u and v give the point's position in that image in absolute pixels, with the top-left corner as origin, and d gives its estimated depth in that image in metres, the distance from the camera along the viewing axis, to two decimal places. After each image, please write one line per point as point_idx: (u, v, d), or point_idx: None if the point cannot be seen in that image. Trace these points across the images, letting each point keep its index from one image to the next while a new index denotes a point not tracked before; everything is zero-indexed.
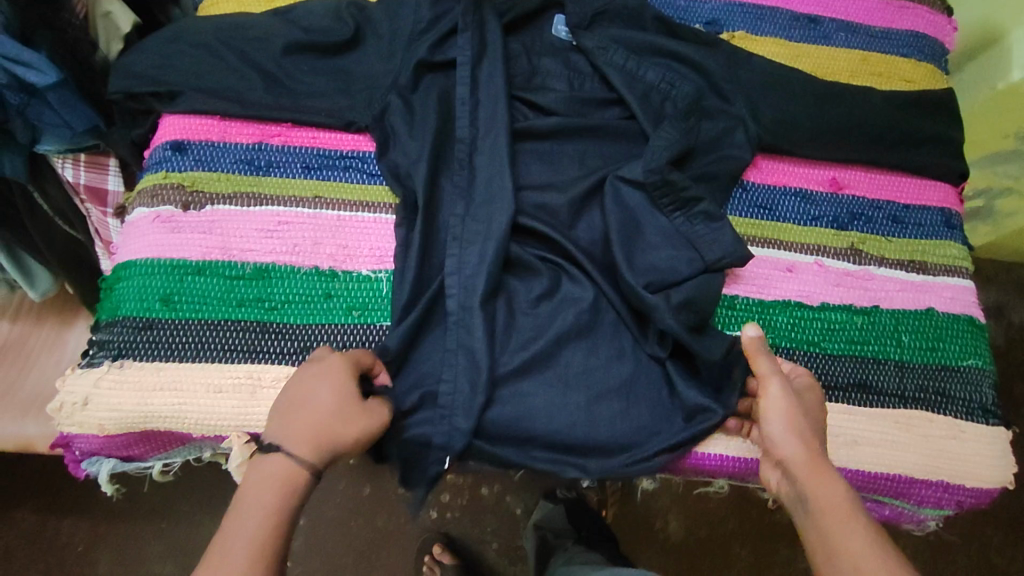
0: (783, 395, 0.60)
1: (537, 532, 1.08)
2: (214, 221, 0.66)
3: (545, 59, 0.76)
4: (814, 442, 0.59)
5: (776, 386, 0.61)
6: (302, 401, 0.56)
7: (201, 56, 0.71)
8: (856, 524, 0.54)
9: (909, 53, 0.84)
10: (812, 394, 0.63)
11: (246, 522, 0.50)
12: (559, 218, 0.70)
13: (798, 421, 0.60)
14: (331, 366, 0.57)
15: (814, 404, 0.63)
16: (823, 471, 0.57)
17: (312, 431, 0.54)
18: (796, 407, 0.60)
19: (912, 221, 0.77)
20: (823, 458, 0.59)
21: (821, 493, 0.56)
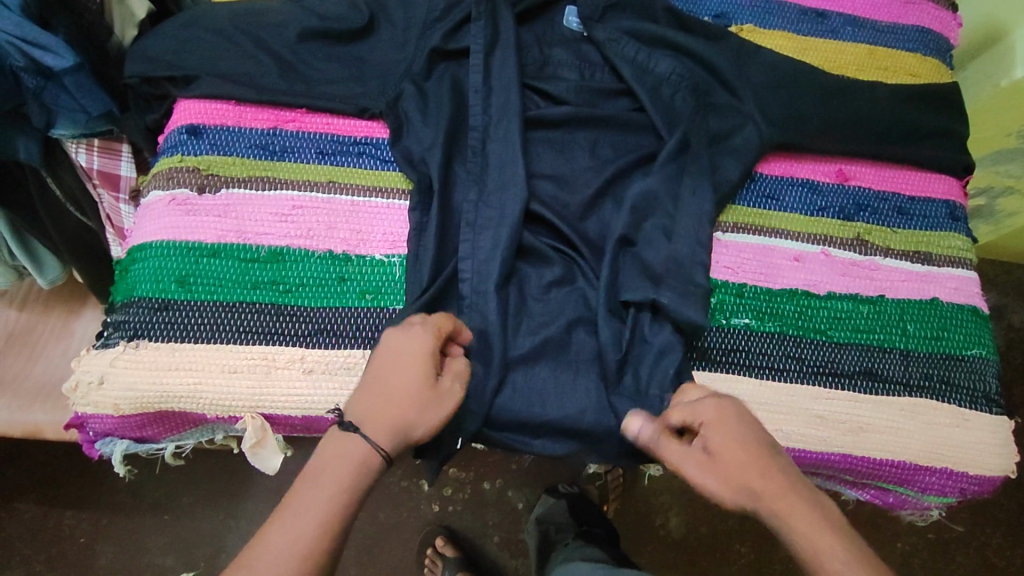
0: (701, 474, 0.56)
1: (540, 526, 1.07)
2: (229, 204, 0.67)
3: (557, 50, 0.77)
4: (761, 484, 0.55)
5: (691, 470, 0.57)
6: (383, 385, 0.55)
7: (218, 43, 0.72)
8: (843, 560, 0.53)
9: (915, 48, 0.85)
10: (721, 432, 0.57)
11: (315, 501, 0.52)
12: (570, 206, 0.71)
13: (733, 477, 0.56)
14: (409, 349, 0.56)
15: (741, 439, 0.57)
16: (786, 510, 0.55)
17: (390, 419, 0.55)
18: (721, 468, 0.56)
19: (917, 213, 0.78)
20: (776, 497, 0.55)
21: (794, 534, 0.54)
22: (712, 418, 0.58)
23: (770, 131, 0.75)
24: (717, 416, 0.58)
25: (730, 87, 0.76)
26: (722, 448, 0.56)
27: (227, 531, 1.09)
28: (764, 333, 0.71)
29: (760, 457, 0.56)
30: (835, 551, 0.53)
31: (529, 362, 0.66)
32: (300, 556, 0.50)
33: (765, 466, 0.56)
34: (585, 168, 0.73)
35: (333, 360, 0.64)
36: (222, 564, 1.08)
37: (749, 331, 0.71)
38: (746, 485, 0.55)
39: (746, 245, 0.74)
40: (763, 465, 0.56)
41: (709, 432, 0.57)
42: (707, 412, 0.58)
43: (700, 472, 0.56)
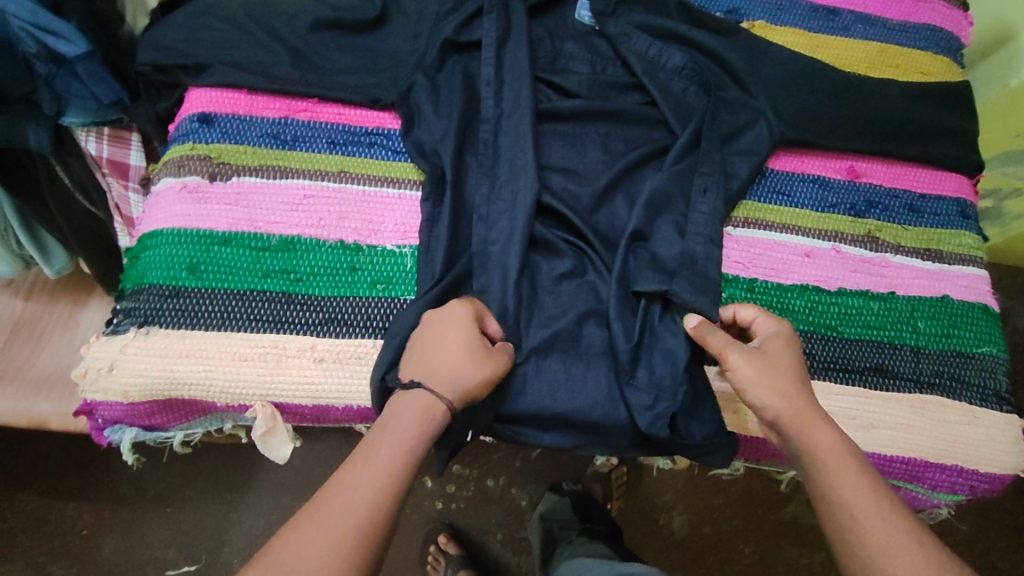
0: (748, 361, 0.60)
1: (543, 523, 1.07)
2: (241, 193, 0.67)
3: (569, 44, 0.77)
4: (796, 397, 0.59)
5: (737, 354, 0.61)
6: (429, 348, 0.58)
7: (230, 31, 0.72)
8: (857, 481, 0.54)
9: (926, 46, 0.85)
10: (779, 341, 0.63)
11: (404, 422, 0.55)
12: (582, 199, 0.71)
13: (774, 379, 0.60)
14: (447, 315, 0.60)
15: (789, 353, 0.62)
16: (812, 425, 0.58)
17: (442, 372, 0.57)
18: (768, 364, 0.60)
19: (928, 211, 0.78)
20: (804, 413, 0.58)
21: (814, 447, 0.57)
22: (770, 329, 0.64)
23: (781, 127, 0.75)
24: (774, 328, 0.64)
25: (743, 82, 0.76)
26: (774, 352, 0.62)
27: (230, 525, 1.09)
28: None
29: (800, 379, 0.61)
30: (852, 472, 0.55)
31: (540, 354, 0.66)
32: (384, 469, 0.52)
33: (802, 382, 0.61)
34: (596, 162, 0.73)
35: (344, 349, 0.63)
36: (224, 558, 1.08)
37: None
38: (787, 392, 0.59)
39: (757, 240, 0.74)
40: (800, 380, 0.61)
41: (767, 339, 0.63)
42: (779, 328, 0.64)
43: (746, 359, 0.60)
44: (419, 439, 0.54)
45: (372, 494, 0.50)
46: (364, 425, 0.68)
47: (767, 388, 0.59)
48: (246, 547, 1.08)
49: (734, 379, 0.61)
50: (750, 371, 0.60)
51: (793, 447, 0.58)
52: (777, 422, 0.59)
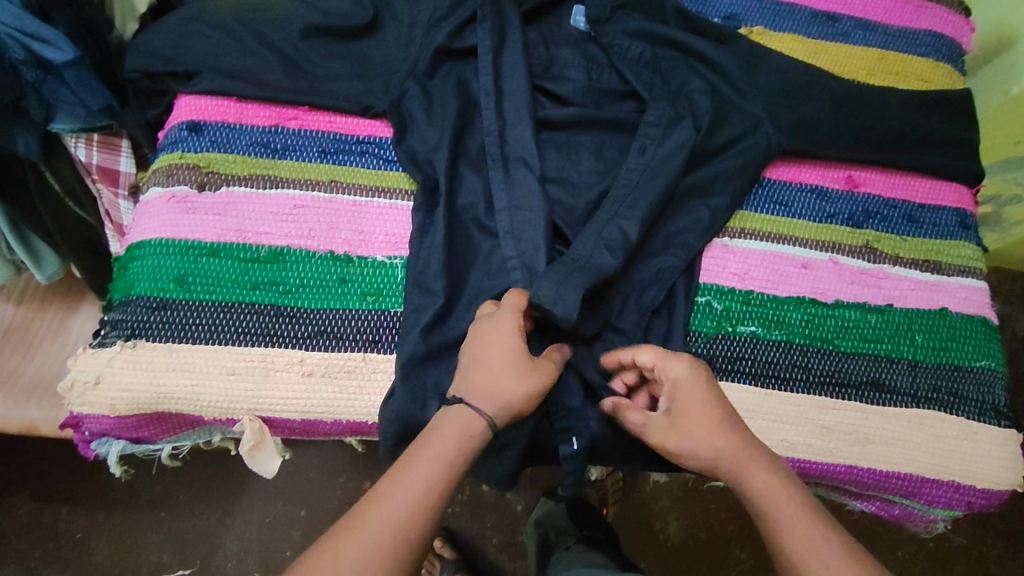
0: (662, 433, 0.59)
1: (539, 529, 1.06)
2: (229, 203, 0.66)
3: (564, 50, 0.76)
4: (732, 445, 0.57)
5: (652, 430, 0.59)
6: (488, 357, 0.57)
7: (220, 37, 0.71)
8: (806, 534, 0.53)
9: (927, 52, 0.84)
10: (691, 389, 0.59)
11: (444, 436, 0.54)
12: (576, 209, 0.70)
13: (696, 438, 0.58)
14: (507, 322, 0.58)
15: (704, 400, 0.59)
16: (745, 470, 0.57)
17: (501, 387, 0.55)
18: (683, 425, 0.58)
19: (927, 221, 0.77)
20: (734, 459, 0.57)
21: (758, 500, 0.56)
22: (675, 378, 0.60)
23: (778, 136, 0.74)
24: (677, 375, 0.60)
25: (740, 90, 0.75)
26: (687, 402, 0.59)
27: (224, 529, 1.08)
28: (770, 341, 0.70)
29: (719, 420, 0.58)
30: (800, 524, 0.54)
31: None
32: (427, 479, 0.52)
33: (733, 426, 0.59)
34: (591, 171, 0.72)
35: (333, 362, 0.63)
36: (218, 562, 1.07)
37: (755, 338, 0.70)
38: (710, 446, 0.57)
39: (754, 251, 0.73)
40: (728, 425, 0.58)
41: (675, 391, 0.60)
42: (679, 371, 0.60)
43: (660, 429, 0.59)
44: (464, 448, 0.53)
45: (409, 506, 0.51)
46: (354, 438, 0.68)
47: (691, 449, 0.58)
48: (241, 552, 1.07)
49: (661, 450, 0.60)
50: (667, 438, 0.59)
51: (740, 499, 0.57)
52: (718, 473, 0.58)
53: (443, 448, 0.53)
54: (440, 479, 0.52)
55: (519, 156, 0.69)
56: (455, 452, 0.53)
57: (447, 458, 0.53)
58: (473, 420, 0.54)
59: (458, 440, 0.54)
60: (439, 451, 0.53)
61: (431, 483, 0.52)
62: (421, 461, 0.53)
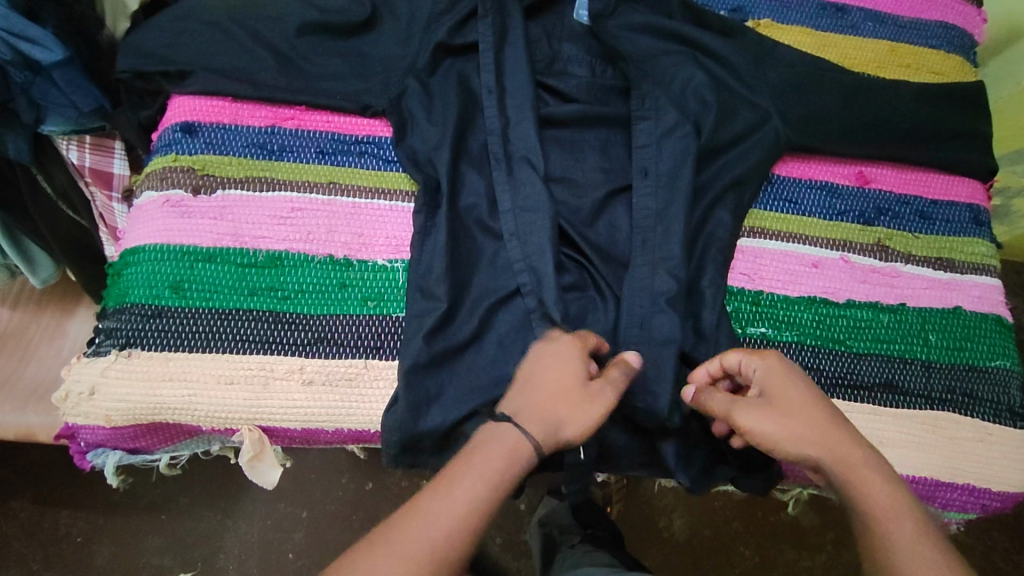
0: (759, 419, 0.57)
1: (543, 529, 1.03)
2: (225, 207, 0.64)
3: (567, 45, 0.74)
4: (835, 443, 0.55)
5: (745, 415, 0.57)
6: (544, 385, 0.56)
7: (214, 36, 0.69)
8: (914, 539, 0.50)
9: (938, 44, 0.82)
10: (789, 380, 0.58)
11: (493, 455, 0.52)
12: (581, 210, 0.68)
13: (796, 428, 0.56)
14: (566, 352, 0.58)
15: (800, 390, 0.58)
16: (846, 465, 0.54)
17: (551, 415, 0.54)
18: (782, 415, 0.57)
19: (940, 218, 0.76)
20: (836, 452, 0.55)
21: (862, 497, 0.53)
22: (771, 367, 0.59)
23: (787, 132, 0.72)
24: (773, 365, 0.59)
25: (749, 85, 0.73)
26: (782, 392, 0.58)
27: (226, 532, 1.04)
28: (781, 343, 0.69)
29: (816, 412, 0.57)
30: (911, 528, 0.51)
31: None
32: (471, 499, 0.50)
33: (836, 425, 0.56)
34: (596, 169, 0.70)
35: (334, 370, 0.61)
36: (220, 565, 1.03)
37: (765, 340, 0.68)
38: (809, 437, 0.56)
39: (763, 250, 0.71)
40: (828, 418, 0.57)
41: (771, 379, 0.58)
42: (769, 364, 0.59)
43: (757, 416, 0.57)
44: (508, 473, 0.52)
45: (450, 526, 0.49)
46: (355, 446, 0.66)
47: (789, 439, 0.56)
48: (243, 555, 1.04)
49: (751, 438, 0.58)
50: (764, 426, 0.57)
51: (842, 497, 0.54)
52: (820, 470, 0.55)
53: (487, 471, 0.51)
54: (480, 503, 0.51)
55: (523, 155, 0.67)
56: (498, 475, 0.52)
57: (491, 481, 0.51)
58: (521, 444, 0.53)
59: (502, 464, 0.52)
60: (484, 474, 0.51)
61: (472, 503, 0.50)
62: (466, 482, 0.51)
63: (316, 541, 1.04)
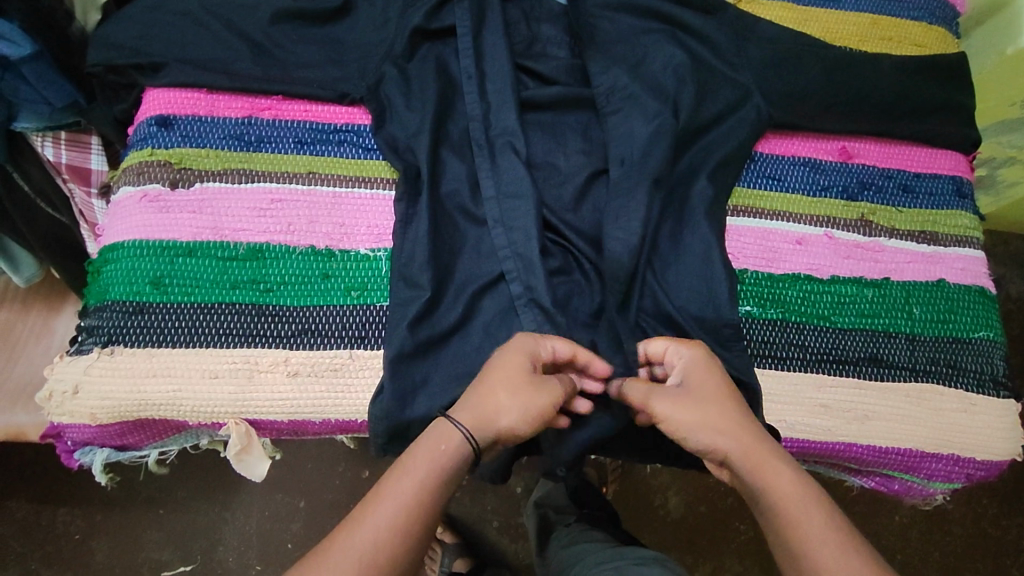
0: (675, 406, 0.54)
1: (538, 510, 1.01)
2: (204, 200, 0.64)
3: (546, 26, 0.73)
4: (746, 438, 0.53)
5: (659, 400, 0.55)
6: (488, 380, 0.54)
7: (186, 26, 0.68)
8: (820, 529, 0.50)
9: (920, 16, 0.81)
10: (701, 370, 0.57)
11: (442, 447, 0.53)
12: (564, 195, 0.68)
13: (706, 420, 0.54)
14: (516, 349, 0.55)
15: (718, 383, 0.56)
16: (759, 460, 0.53)
17: (485, 409, 0.53)
18: (692, 404, 0.54)
19: (923, 191, 0.76)
20: (753, 447, 0.53)
21: (770, 492, 0.52)
22: (683, 359, 0.58)
23: (769, 108, 0.72)
24: (687, 358, 0.58)
25: (729, 62, 0.73)
26: (699, 380, 0.56)
27: (224, 524, 1.05)
28: (766, 320, 0.69)
29: (729, 403, 0.55)
30: (817, 516, 0.50)
31: None
32: (418, 482, 0.51)
33: (742, 415, 0.55)
34: (578, 153, 0.70)
35: (319, 361, 0.61)
36: (219, 557, 1.04)
37: (750, 318, 0.69)
38: (727, 428, 0.54)
39: (748, 228, 0.71)
40: (743, 414, 0.55)
41: (686, 370, 0.57)
42: (695, 353, 0.58)
43: (670, 402, 0.55)
44: (438, 476, 0.52)
45: (397, 508, 0.50)
46: (345, 436, 0.66)
47: (706, 429, 0.54)
48: (242, 546, 1.04)
49: (664, 426, 0.56)
50: (680, 411, 0.54)
51: (749, 491, 0.53)
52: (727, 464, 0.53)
53: (413, 481, 0.51)
54: (412, 513, 0.50)
55: (505, 140, 0.67)
56: (427, 482, 0.51)
57: (419, 488, 0.51)
58: (449, 435, 0.53)
59: (433, 466, 0.52)
60: (408, 483, 0.51)
61: (423, 490, 0.51)
62: (416, 467, 0.52)
63: (314, 530, 1.05)
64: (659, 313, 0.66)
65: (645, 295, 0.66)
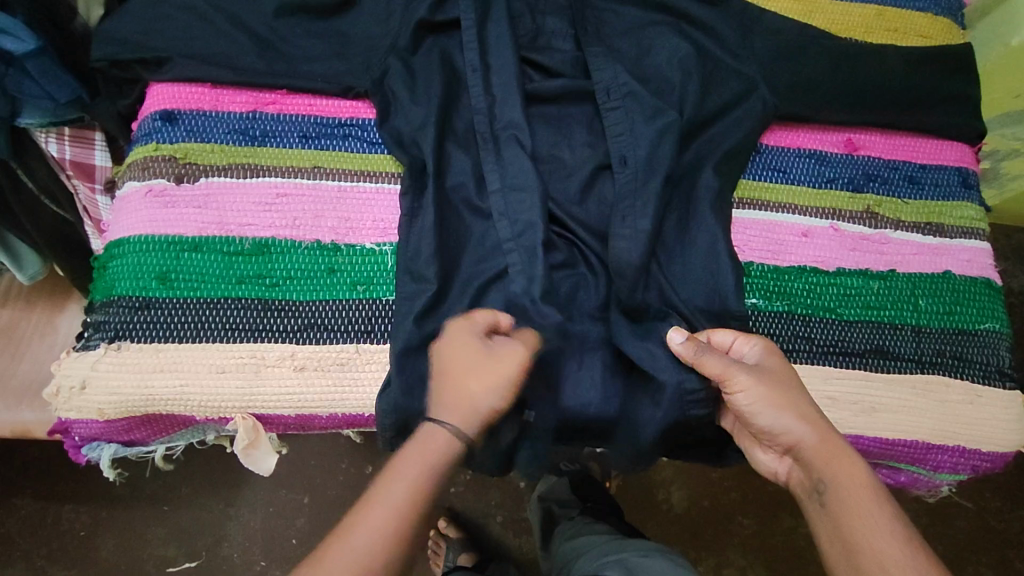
0: (761, 387, 0.57)
1: (542, 504, 1.00)
2: (209, 195, 0.64)
3: (551, 18, 0.72)
4: (820, 426, 0.57)
5: (744, 376, 0.57)
6: (450, 374, 0.55)
7: (189, 20, 0.68)
8: (885, 522, 0.53)
9: (925, 7, 0.81)
10: (775, 358, 0.60)
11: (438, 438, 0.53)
12: (569, 188, 0.68)
13: (787, 403, 0.57)
14: (460, 331, 0.56)
15: (794, 378, 0.60)
16: (835, 453, 0.57)
17: (462, 401, 0.54)
18: (773, 386, 0.58)
19: (928, 182, 0.75)
20: (829, 439, 0.57)
21: (839, 480, 0.55)
22: (756, 348, 0.61)
23: (775, 101, 0.71)
24: (759, 346, 0.61)
25: (734, 54, 0.72)
26: (779, 371, 0.59)
27: (229, 520, 1.05)
28: (772, 313, 0.69)
29: (804, 395, 0.59)
30: (883, 512, 0.54)
31: None
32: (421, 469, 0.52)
33: (815, 405, 0.59)
34: (584, 146, 0.70)
35: (325, 356, 0.61)
36: (224, 553, 1.04)
37: (756, 311, 0.69)
38: (808, 417, 0.57)
39: (753, 220, 0.71)
40: (816, 408, 0.59)
41: (762, 357, 0.60)
42: (767, 345, 0.61)
43: (755, 380, 0.57)
44: (428, 477, 0.52)
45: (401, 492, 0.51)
46: (352, 430, 0.66)
47: (788, 413, 0.57)
48: (247, 542, 1.04)
49: (740, 402, 0.58)
50: (763, 392, 0.57)
51: (815, 478, 0.57)
52: (798, 448, 0.57)
53: (404, 485, 0.51)
54: (403, 517, 0.51)
55: (510, 132, 0.67)
56: (419, 485, 0.52)
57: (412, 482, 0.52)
58: (441, 435, 0.53)
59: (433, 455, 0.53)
60: (401, 487, 0.51)
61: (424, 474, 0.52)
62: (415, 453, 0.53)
63: (318, 526, 1.05)
64: (665, 306, 0.65)
65: (652, 288, 0.66)
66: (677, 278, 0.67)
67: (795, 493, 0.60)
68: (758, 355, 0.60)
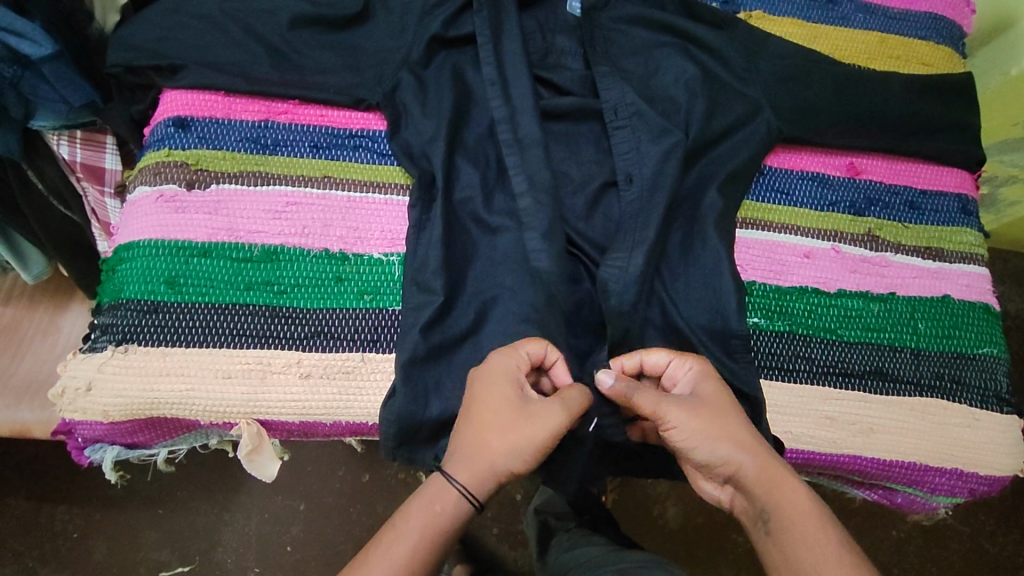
0: (689, 415, 0.55)
1: (539, 517, 1.01)
2: (220, 201, 0.64)
3: (561, 37, 0.73)
4: (758, 451, 0.55)
5: (674, 409, 0.55)
6: (474, 420, 0.54)
7: (205, 29, 0.68)
8: (834, 553, 0.51)
9: (927, 36, 0.82)
10: (709, 383, 0.59)
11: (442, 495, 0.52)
12: (575, 205, 0.69)
13: (722, 432, 0.55)
14: (492, 373, 0.55)
15: (726, 400, 0.58)
16: (775, 480, 0.54)
17: (477, 458, 0.53)
18: (706, 416, 0.56)
19: (929, 207, 0.77)
20: (766, 466, 0.55)
21: (781, 510, 0.53)
22: (692, 371, 0.60)
23: (779, 124, 0.73)
24: (694, 370, 0.60)
25: (740, 77, 0.74)
26: (710, 397, 0.57)
27: (223, 525, 1.04)
28: (773, 332, 0.69)
29: (738, 418, 0.57)
30: (830, 541, 0.52)
31: None
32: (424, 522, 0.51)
33: (752, 429, 0.57)
34: (590, 164, 0.71)
35: (331, 364, 0.62)
36: (218, 559, 1.03)
37: (757, 330, 0.69)
38: (742, 444, 0.55)
39: (757, 241, 0.72)
40: (753, 431, 0.57)
41: (697, 383, 0.59)
42: (697, 368, 0.60)
43: (685, 412, 0.55)
44: (434, 529, 0.51)
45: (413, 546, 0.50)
46: (354, 438, 0.67)
47: (721, 444, 0.55)
48: (241, 548, 1.04)
49: (675, 437, 0.56)
50: (692, 423, 0.55)
51: (757, 507, 0.54)
52: (738, 478, 0.55)
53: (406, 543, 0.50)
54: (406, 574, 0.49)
55: (519, 147, 0.67)
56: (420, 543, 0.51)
57: (423, 531, 0.51)
58: (445, 492, 0.52)
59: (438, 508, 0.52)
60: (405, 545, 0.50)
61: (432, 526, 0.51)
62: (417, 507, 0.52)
63: (314, 534, 1.05)
64: (667, 324, 0.66)
65: (654, 304, 0.66)
66: (680, 296, 0.67)
67: (743, 521, 0.57)
68: (691, 382, 0.59)
